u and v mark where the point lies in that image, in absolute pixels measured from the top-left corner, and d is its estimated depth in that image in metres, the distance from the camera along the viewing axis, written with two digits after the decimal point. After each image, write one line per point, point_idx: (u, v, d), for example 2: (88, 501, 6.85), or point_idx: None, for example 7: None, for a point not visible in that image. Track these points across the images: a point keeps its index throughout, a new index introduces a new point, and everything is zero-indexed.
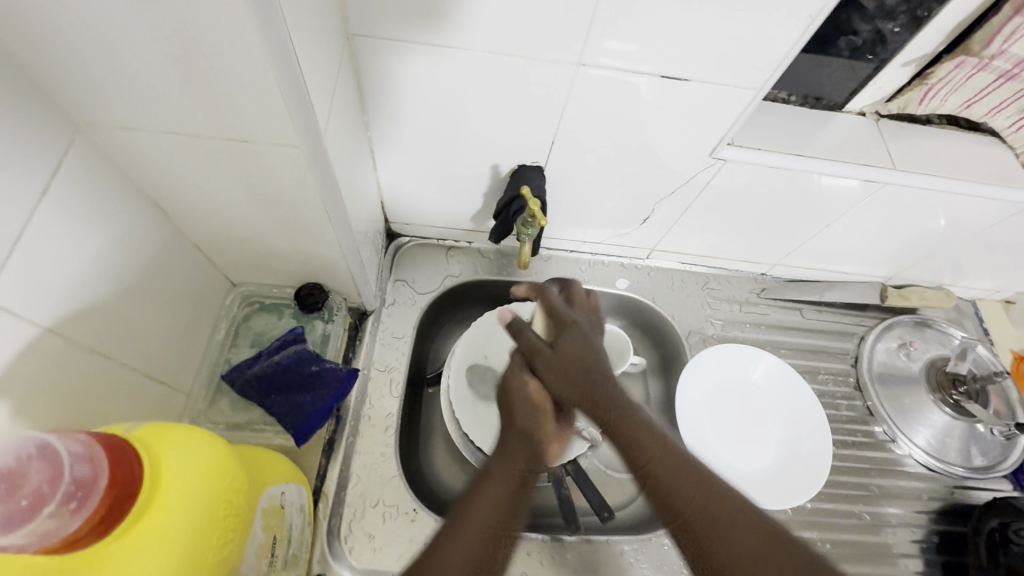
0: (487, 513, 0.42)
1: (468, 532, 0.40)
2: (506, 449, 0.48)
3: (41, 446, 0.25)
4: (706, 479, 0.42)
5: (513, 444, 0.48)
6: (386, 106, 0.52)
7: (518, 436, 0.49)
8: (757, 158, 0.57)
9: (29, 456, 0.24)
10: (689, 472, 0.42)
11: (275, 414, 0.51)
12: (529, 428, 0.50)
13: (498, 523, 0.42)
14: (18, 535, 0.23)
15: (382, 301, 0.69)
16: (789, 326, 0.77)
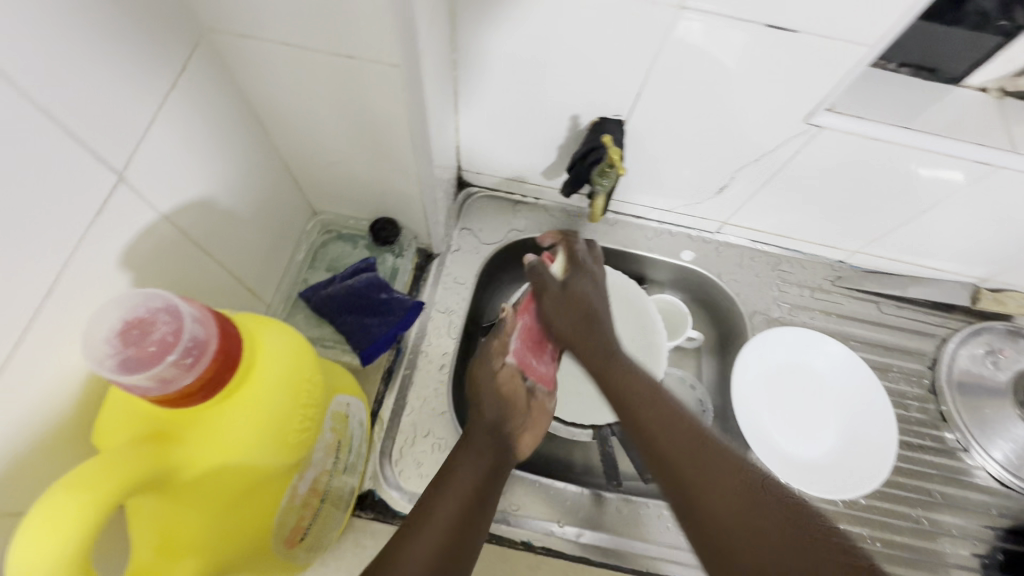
0: (450, 512, 0.42)
1: (426, 529, 0.40)
2: (472, 442, 0.48)
3: (169, 305, 0.28)
4: (683, 453, 0.37)
5: (475, 442, 0.48)
6: (476, 44, 0.52)
7: (485, 432, 0.49)
8: (856, 127, 0.53)
9: (159, 311, 0.28)
10: (694, 452, 0.37)
11: (345, 333, 0.55)
12: (497, 422, 0.50)
13: (461, 517, 0.42)
14: (142, 376, 0.26)
15: (448, 247, 0.71)
16: (863, 318, 0.73)
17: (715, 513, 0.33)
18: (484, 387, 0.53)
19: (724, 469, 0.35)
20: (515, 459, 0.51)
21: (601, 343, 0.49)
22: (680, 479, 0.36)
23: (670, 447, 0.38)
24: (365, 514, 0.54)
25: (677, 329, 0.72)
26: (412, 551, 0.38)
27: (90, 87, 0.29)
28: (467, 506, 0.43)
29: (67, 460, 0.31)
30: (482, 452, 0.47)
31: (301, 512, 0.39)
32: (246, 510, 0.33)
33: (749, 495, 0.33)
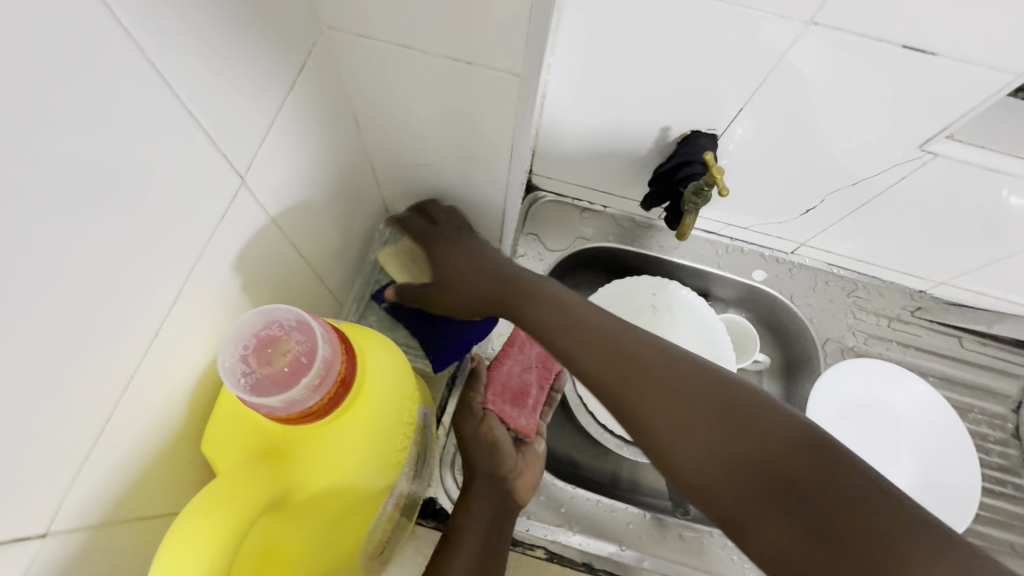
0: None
1: None
2: (469, 499, 0.50)
3: (298, 321, 0.28)
4: (632, 388, 0.37)
5: (477, 493, 0.50)
6: (574, 49, 0.50)
7: (481, 485, 0.51)
8: (976, 157, 0.50)
9: (291, 327, 0.27)
10: (633, 373, 0.38)
11: (420, 337, 0.54)
12: (490, 471, 0.52)
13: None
14: (275, 397, 0.25)
15: (513, 252, 0.69)
16: (943, 353, 0.70)
17: (664, 425, 0.35)
18: (471, 439, 0.54)
19: (672, 383, 0.37)
20: (519, 505, 0.52)
21: (501, 296, 0.47)
22: (630, 399, 0.37)
23: (616, 372, 0.38)
24: (427, 523, 0.53)
25: (745, 350, 0.70)
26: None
27: (229, 86, 0.28)
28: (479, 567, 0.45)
29: (174, 464, 0.31)
30: (481, 511, 0.49)
31: (384, 527, 0.38)
32: (344, 529, 0.32)
33: (697, 402, 0.35)
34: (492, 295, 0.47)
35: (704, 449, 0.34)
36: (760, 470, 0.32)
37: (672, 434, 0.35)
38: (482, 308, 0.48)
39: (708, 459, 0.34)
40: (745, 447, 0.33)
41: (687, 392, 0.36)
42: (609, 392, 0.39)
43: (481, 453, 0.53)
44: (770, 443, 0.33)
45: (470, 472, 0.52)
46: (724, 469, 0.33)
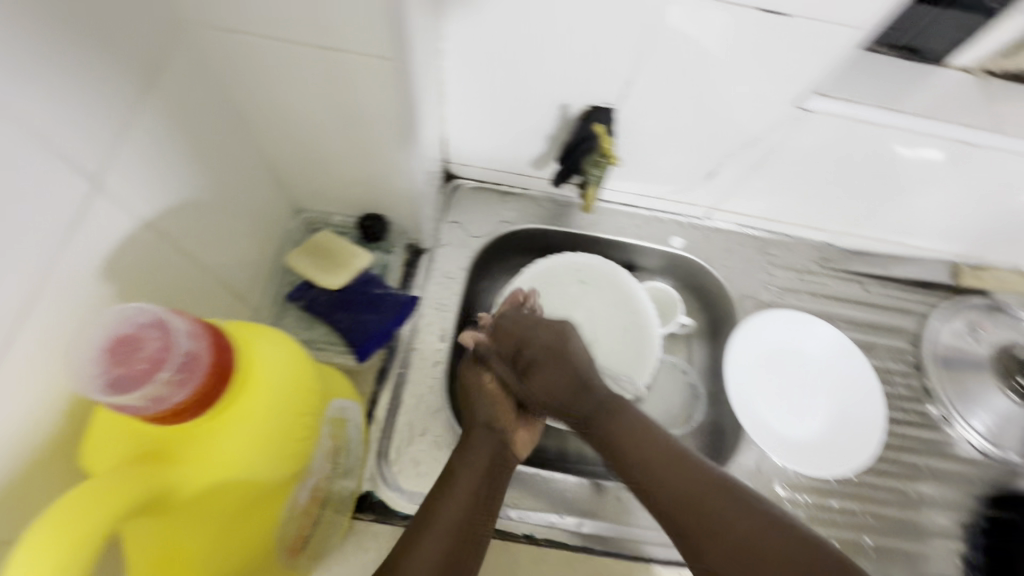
0: (455, 515, 0.47)
1: (434, 532, 0.46)
2: (466, 446, 0.53)
3: (155, 319, 0.27)
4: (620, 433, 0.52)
5: (474, 442, 0.53)
6: (463, 33, 0.51)
7: (479, 433, 0.54)
8: (845, 110, 0.53)
9: (146, 326, 0.27)
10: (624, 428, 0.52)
11: (340, 330, 0.53)
12: (489, 421, 0.55)
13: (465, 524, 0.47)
14: (133, 396, 0.25)
15: (436, 241, 0.70)
16: (849, 298, 0.75)
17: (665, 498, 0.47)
18: (475, 391, 0.57)
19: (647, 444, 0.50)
20: (513, 460, 0.55)
21: (591, 408, 0.54)
22: (612, 436, 0.52)
23: (648, 454, 0.49)
24: (366, 516, 0.53)
25: (669, 313, 0.73)
26: (420, 557, 0.44)
27: (64, 87, 0.27)
28: (467, 512, 0.48)
29: (44, 478, 0.30)
30: (477, 463, 0.51)
31: (302, 519, 0.38)
32: (249, 525, 0.32)
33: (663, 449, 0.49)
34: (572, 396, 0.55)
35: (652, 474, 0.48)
36: (754, 538, 0.42)
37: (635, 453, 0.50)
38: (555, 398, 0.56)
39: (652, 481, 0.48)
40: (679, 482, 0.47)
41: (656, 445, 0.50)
42: (639, 468, 0.49)
43: (482, 406, 0.56)
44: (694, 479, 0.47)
45: (471, 421, 0.55)
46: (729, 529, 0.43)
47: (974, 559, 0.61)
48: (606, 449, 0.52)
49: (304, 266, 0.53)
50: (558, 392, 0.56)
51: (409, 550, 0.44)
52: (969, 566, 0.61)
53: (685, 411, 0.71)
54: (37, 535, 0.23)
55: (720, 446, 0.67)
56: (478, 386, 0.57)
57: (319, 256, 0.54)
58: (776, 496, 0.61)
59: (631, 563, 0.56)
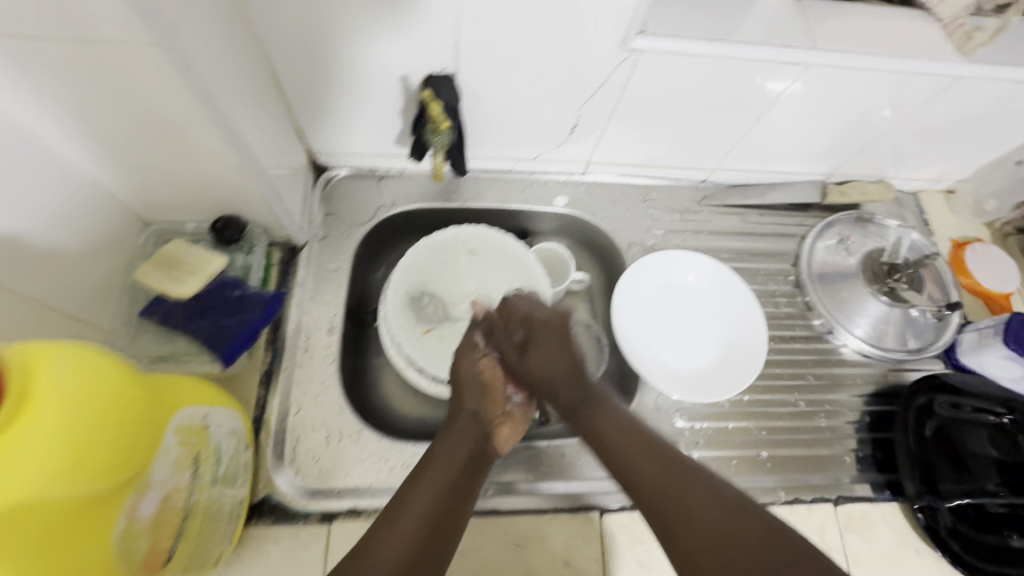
0: (425, 501, 0.45)
1: (405, 518, 0.44)
2: (452, 432, 0.52)
3: None
4: (610, 434, 0.49)
5: (458, 428, 0.52)
6: (272, 15, 0.49)
7: (465, 420, 0.53)
8: (670, 46, 0.54)
9: None
10: (619, 428, 0.49)
11: (200, 339, 0.51)
12: (477, 409, 0.54)
13: (441, 510, 0.45)
14: None
15: (314, 235, 0.68)
16: (730, 231, 0.78)
17: (652, 506, 0.43)
18: (466, 378, 0.57)
19: (644, 450, 0.46)
20: (497, 453, 0.54)
21: (573, 393, 0.52)
22: (600, 431, 0.49)
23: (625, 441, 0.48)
24: (263, 520, 0.53)
25: (561, 274, 0.74)
26: (390, 540, 0.42)
27: None
28: (443, 497, 0.46)
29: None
30: (458, 451, 0.50)
31: (154, 536, 0.38)
32: (64, 557, 0.32)
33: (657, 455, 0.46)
34: (564, 383, 0.53)
35: (646, 478, 0.44)
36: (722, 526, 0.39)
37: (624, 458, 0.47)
38: (551, 384, 0.54)
39: (641, 483, 0.44)
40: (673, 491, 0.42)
41: (649, 449, 0.46)
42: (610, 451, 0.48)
43: (472, 392, 0.55)
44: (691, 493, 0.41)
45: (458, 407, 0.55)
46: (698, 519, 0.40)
47: (864, 454, 0.66)
48: (594, 441, 0.50)
49: (154, 281, 0.50)
50: (553, 373, 0.54)
51: (381, 527, 0.43)
52: (861, 461, 0.66)
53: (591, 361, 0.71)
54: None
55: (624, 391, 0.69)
56: (469, 369, 0.57)
57: (168, 267, 0.51)
58: (676, 429, 0.64)
59: (540, 516, 0.57)
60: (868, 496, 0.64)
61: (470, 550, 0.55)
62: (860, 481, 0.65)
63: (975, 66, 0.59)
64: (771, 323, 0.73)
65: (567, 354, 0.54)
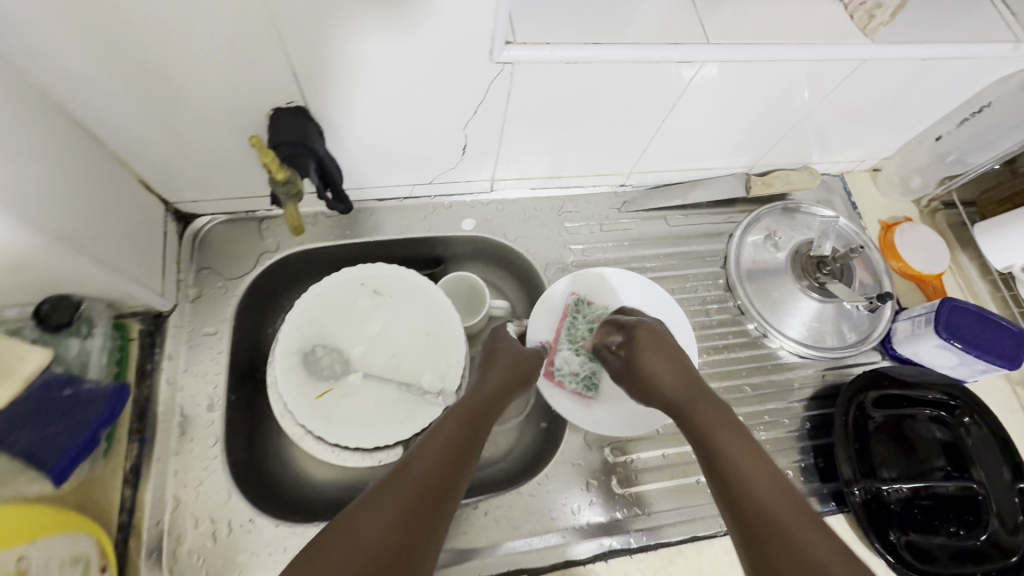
0: (428, 468, 0.44)
1: (409, 483, 0.42)
2: (467, 402, 0.52)
3: None
4: (713, 426, 0.49)
5: (473, 399, 0.52)
6: (49, 58, 0.40)
7: (482, 392, 0.53)
8: (547, 55, 0.48)
9: None
10: (721, 423, 0.49)
11: (20, 456, 0.42)
12: (496, 386, 0.54)
13: (441, 476, 0.44)
14: None
15: (185, 296, 0.60)
16: (654, 237, 0.73)
17: (735, 496, 0.43)
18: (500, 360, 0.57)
19: (758, 455, 0.46)
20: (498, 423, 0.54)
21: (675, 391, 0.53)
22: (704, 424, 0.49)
23: (727, 434, 0.48)
24: None
25: (477, 303, 0.68)
26: (389, 505, 0.40)
27: None
28: (446, 468, 0.45)
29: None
30: (464, 413, 0.50)
31: None
32: None
33: (762, 466, 0.45)
34: (680, 383, 0.53)
35: (745, 487, 0.43)
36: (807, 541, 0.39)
37: (733, 459, 0.46)
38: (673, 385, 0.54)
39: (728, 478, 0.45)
40: (782, 505, 0.41)
41: (754, 457, 0.46)
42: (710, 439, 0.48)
43: (493, 369, 0.56)
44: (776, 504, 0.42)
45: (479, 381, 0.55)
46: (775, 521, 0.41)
47: (807, 464, 0.63)
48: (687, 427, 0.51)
49: None
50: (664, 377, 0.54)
51: (394, 478, 0.43)
52: (805, 472, 0.62)
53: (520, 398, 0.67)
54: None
55: (554, 427, 0.64)
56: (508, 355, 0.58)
57: None
58: (609, 465, 0.60)
59: None
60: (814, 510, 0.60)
61: None
62: (806, 495, 0.61)
63: (879, 47, 0.55)
64: (704, 333, 0.68)
65: (683, 366, 0.55)
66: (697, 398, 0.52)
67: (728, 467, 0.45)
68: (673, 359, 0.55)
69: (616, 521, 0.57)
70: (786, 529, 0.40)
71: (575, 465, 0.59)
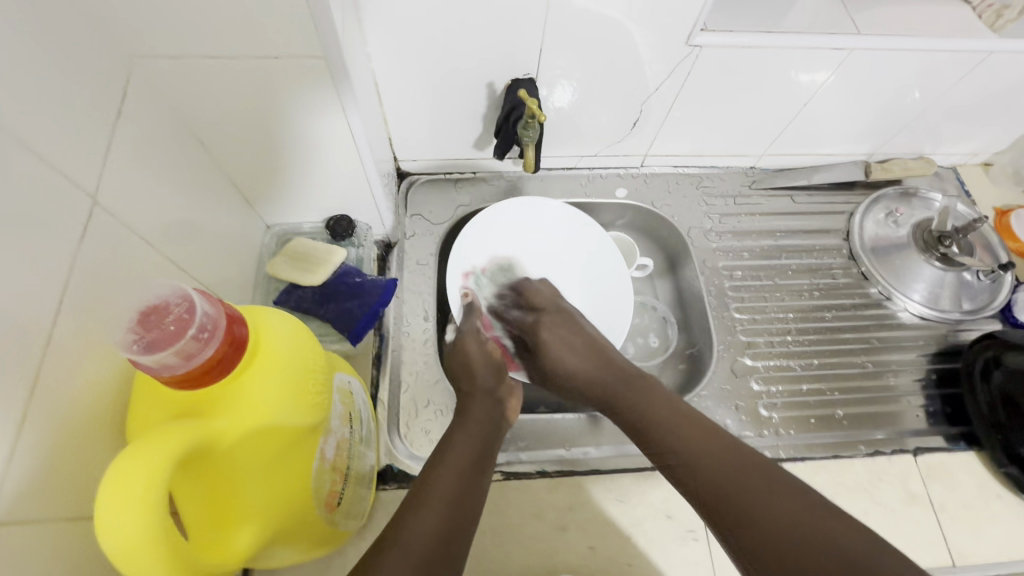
0: (449, 484, 0.47)
1: (432, 502, 0.45)
2: (468, 418, 0.56)
3: (189, 301, 0.32)
4: (664, 424, 0.53)
5: (473, 414, 0.56)
6: (386, 34, 0.56)
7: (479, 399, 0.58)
8: (729, 40, 0.61)
9: (186, 305, 0.32)
10: (677, 422, 0.52)
11: (330, 320, 0.57)
12: (490, 389, 0.59)
13: (463, 490, 0.47)
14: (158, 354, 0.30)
15: (403, 234, 0.74)
16: (781, 211, 0.83)
17: (723, 501, 0.45)
18: (473, 358, 0.62)
19: (722, 458, 0.47)
20: (504, 431, 0.59)
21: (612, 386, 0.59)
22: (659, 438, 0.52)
23: (692, 441, 0.50)
24: (389, 486, 0.58)
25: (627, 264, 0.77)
26: (421, 523, 0.43)
27: (67, 117, 0.33)
28: (464, 479, 0.48)
29: (57, 479, 0.31)
30: (473, 431, 0.54)
31: (332, 477, 0.43)
32: (285, 477, 0.36)
33: (733, 461, 0.47)
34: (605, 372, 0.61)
35: (729, 489, 0.45)
36: (774, 500, 0.43)
37: (698, 459, 0.48)
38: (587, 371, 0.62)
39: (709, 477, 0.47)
40: (764, 502, 0.43)
41: (724, 456, 0.48)
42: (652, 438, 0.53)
43: (477, 379, 0.60)
44: (759, 500, 0.43)
45: (471, 389, 0.59)
46: (724, 479, 0.46)
47: (934, 409, 0.70)
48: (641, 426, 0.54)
49: (284, 272, 0.57)
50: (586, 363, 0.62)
51: (416, 501, 0.45)
52: (931, 416, 0.69)
53: (662, 340, 0.77)
54: (98, 496, 0.26)
55: (697, 364, 0.73)
56: (478, 347, 0.63)
57: (295, 259, 0.58)
58: (753, 392, 0.69)
59: (638, 474, 0.61)
60: (944, 447, 0.66)
61: (577, 506, 0.59)
62: (933, 434, 0.68)
63: (1006, 41, 0.65)
64: (831, 293, 0.77)
65: (603, 357, 0.63)
66: (652, 403, 0.56)
67: (694, 465, 0.48)
68: (589, 352, 0.63)
69: (762, 438, 0.66)
70: (788, 521, 0.41)
71: (724, 389, 0.69)
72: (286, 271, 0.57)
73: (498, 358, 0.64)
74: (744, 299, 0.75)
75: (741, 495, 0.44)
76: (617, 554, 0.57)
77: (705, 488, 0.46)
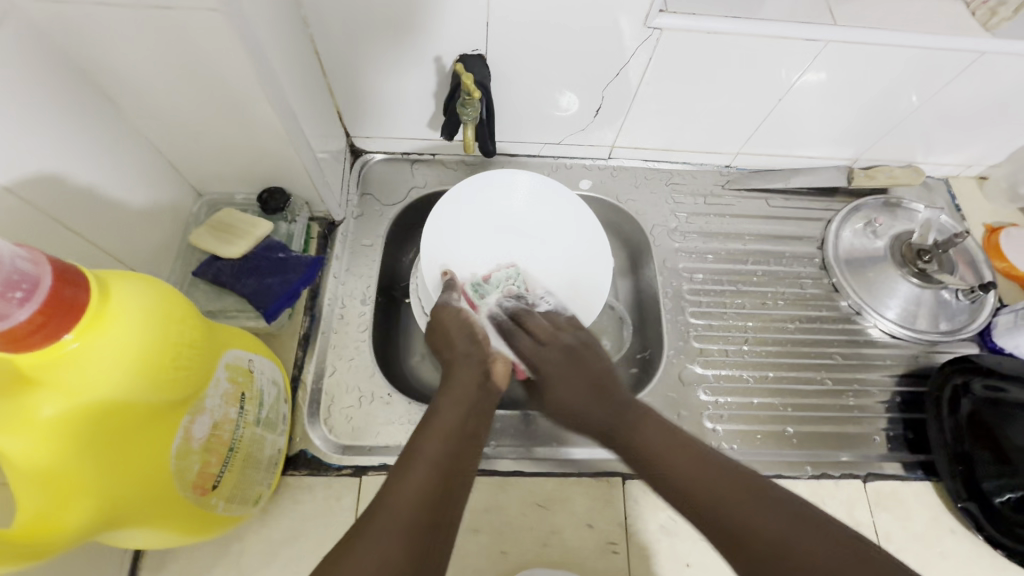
0: (435, 449, 0.44)
1: (418, 465, 0.43)
2: (451, 382, 0.53)
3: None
4: (650, 448, 0.48)
5: (458, 378, 0.53)
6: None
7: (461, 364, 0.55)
8: (692, 24, 0.57)
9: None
10: (663, 440, 0.48)
11: (246, 296, 0.55)
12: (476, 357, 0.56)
13: (449, 455, 0.44)
14: None
15: (350, 213, 0.72)
16: (754, 214, 0.78)
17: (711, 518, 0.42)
18: (452, 327, 0.59)
19: (713, 475, 0.44)
20: (497, 393, 0.56)
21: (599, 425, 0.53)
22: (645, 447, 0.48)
23: (686, 460, 0.46)
24: (298, 471, 0.56)
25: None
26: (405, 489, 0.41)
27: None
28: (448, 444, 0.45)
29: None
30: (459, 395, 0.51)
31: (204, 458, 0.40)
32: (129, 457, 0.34)
33: (725, 480, 0.43)
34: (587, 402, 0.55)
35: (718, 502, 0.42)
36: (767, 517, 0.40)
37: (679, 478, 0.45)
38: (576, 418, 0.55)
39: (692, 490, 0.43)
40: (754, 517, 0.40)
41: (711, 474, 0.44)
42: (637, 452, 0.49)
43: (459, 346, 0.57)
44: (750, 516, 0.40)
45: (451, 355, 0.57)
46: (715, 492, 0.42)
47: (895, 433, 0.65)
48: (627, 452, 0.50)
49: (204, 241, 0.55)
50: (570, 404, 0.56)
51: (399, 471, 0.42)
52: (892, 441, 0.65)
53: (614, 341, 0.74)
54: None
55: (647, 369, 0.70)
56: (456, 320, 0.60)
57: (218, 230, 0.56)
58: (700, 402, 0.65)
59: (563, 479, 0.58)
60: (899, 474, 0.62)
61: (494, 508, 0.56)
62: (889, 459, 0.63)
63: (1000, 42, 0.60)
64: (798, 304, 0.73)
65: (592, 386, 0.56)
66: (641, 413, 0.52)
67: (676, 481, 0.45)
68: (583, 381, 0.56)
69: None
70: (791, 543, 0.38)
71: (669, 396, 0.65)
72: (208, 242, 0.55)
73: (477, 327, 0.60)
74: (702, 304, 0.71)
75: (731, 510, 0.41)
76: (530, 561, 0.54)
77: (694, 503, 0.43)
